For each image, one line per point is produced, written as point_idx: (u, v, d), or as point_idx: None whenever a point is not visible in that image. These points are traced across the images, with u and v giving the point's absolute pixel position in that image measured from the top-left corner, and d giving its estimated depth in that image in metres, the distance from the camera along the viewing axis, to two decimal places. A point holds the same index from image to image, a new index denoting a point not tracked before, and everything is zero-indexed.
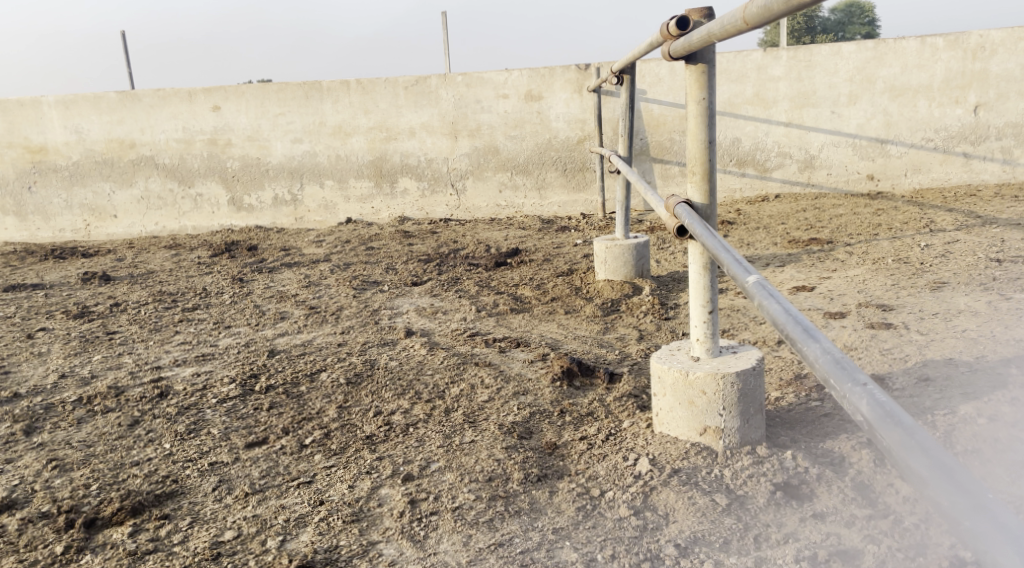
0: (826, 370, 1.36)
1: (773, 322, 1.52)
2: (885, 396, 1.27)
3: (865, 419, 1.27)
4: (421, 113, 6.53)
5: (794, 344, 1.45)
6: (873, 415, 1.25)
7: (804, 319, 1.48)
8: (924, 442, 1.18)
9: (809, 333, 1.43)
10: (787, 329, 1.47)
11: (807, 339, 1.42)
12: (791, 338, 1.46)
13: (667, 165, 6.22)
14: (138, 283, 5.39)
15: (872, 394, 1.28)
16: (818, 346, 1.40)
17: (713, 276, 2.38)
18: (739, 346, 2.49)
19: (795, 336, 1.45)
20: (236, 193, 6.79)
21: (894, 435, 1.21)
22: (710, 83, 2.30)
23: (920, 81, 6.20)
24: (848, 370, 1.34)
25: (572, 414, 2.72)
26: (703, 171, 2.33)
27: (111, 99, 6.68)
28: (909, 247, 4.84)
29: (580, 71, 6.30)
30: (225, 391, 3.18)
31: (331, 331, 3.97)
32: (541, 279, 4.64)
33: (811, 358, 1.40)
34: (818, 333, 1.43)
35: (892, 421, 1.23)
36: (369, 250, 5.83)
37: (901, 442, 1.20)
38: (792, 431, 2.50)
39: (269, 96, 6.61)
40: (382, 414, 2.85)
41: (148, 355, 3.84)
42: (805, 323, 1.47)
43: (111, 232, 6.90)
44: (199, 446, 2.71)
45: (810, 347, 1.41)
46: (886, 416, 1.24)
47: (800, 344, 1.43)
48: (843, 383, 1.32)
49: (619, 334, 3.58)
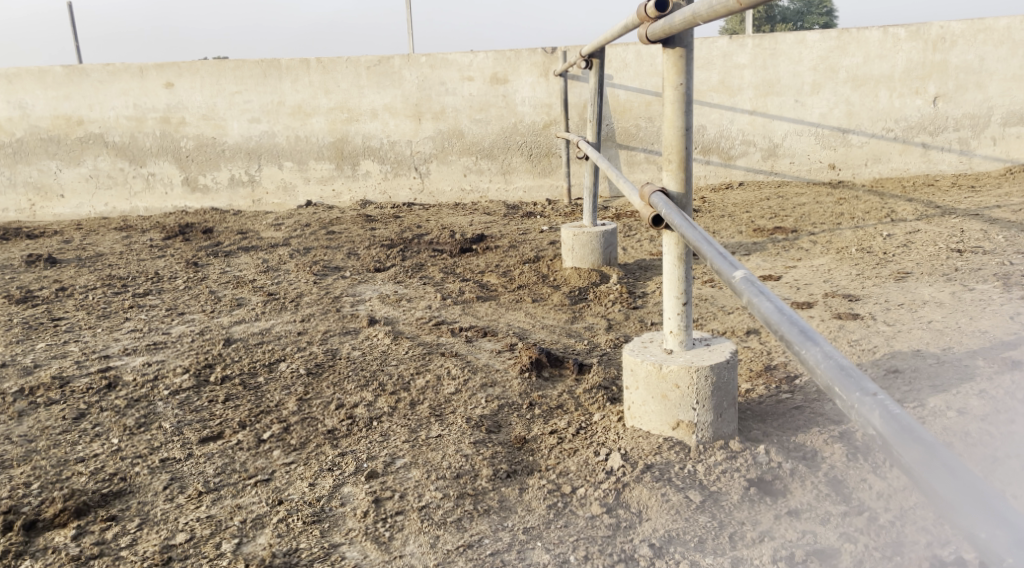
0: (829, 377, 1.32)
1: (765, 321, 1.47)
2: (898, 409, 1.23)
3: (876, 432, 1.23)
4: (384, 94, 6.40)
5: (790, 346, 1.41)
6: (888, 430, 1.21)
7: (799, 319, 1.44)
8: (949, 462, 1.14)
9: (807, 336, 1.38)
10: (782, 330, 1.43)
11: (805, 343, 1.37)
12: (788, 340, 1.41)
13: (633, 151, 6.18)
14: (86, 267, 5.21)
15: (884, 406, 1.23)
16: (818, 350, 1.35)
17: (688, 267, 2.32)
18: (713, 338, 2.44)
19: (793, 339, 1.40)
20: (190, 173, 6.61)
21: (914, 451, 1.17)
22: (688, 69, 2.24)
23: (881, 71, 6.22)
24: (854, 378, 1.29)
25: (542, 406, 2.66)
26: (679, 159, 2.27)
27: (57, 74, 6.45)
28: (872, 237, 4.85)
29: (546, 54, 6.21)
30: (178, 382, 3.08)
31: (291, 318, 3.86)
32: (507, 266, 4.57)
33: (811, 363, 1.35)
34: (816, 335, 1.39)
35: (909, 438, 1.18)
36: (329, 234, 5.71)
37: (922, 460, 1.15)
38: (765, 424, 2.47)
39: (225, 73, 6.43)
40: (344, 406, 2.76)
41: (97, 343, 3.70)
42: (801, 324, 1.42)
43: (58, 212, 6.67)
44: (149, 442, 2.62)
45: (809, 351, 1.36)
46: (903, 432, 1.19)
47: (798, 348, 1.38)
48: (851, 392, 1.27)
49: (587, 324, 3.52)
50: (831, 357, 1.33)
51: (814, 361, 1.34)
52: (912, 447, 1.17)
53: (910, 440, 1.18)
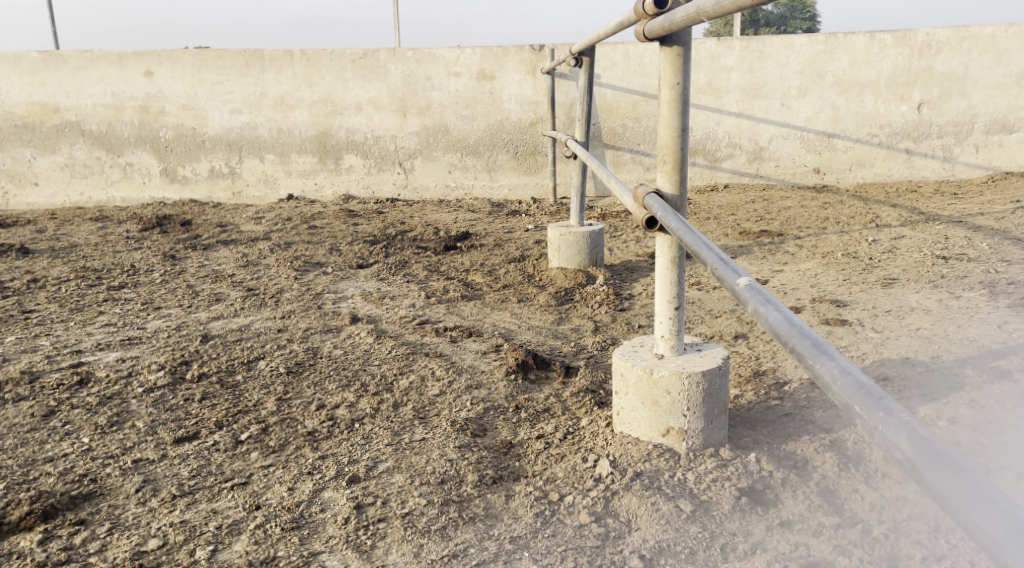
0: (846, 396, 1.27)
1: (774, 333, 1.42)
2: (925, 431, 1.18)
3: (904, 457, 1.17)
4: (368, 88, 6.33)
5: (803, 360, 1.36)
6: (916, 454, 1.16)
7: (811, 331, 1.39)
8: (989, 493, 1.09)
9: (822, 350, 1.33)
10: (795, 343, 1.38)
11: (820, 357, 1.33)
12: (801, 354, 1.37)
13: (619, 151, 6.13)
14: (60, 258, 5.09)
15: (912, 428, 1.18)
16: (835, 365, 1.30)
17: (681, 270, 2.27)
18: (704, 344, 2.39)
19: (807, 353, 1.35)
20: (169, 164, 6.49)
21: (949, 480, 1.11)
22: (685, 68, 2.19)
23: (867, 76, 6.21)
24: (875, 397, 1.24)
25: (528, 410, 2.60)
26: (675, 160, 2.22)
27: (33, 59, 6.32)
28: (857, 242, 4.84)
29: (534, 51, 6.16)
30: (152, 379, 3.00)
31: (271, 315, 3.79)
32: (492, 264, 4.51)
33: (827, 379, 1.30)
34: (830, 348, 1.34)
35: (940, 462, 1.13)
36: (311, 229, 5.63)
37: (959, 489, 1.10)
38: (755, 431, 2.42)
39: (206, 62, 6.33)
40: (325, 407, 2.69)
41: (69, 337, 3.60)
42: (813, 337, 1.37)
43: (32, 201, 6.53)
44: (122, 441, 2.56)
45: (824, 365, 1.32)
46: (935, 457, 1.14)
47: (812, 363, 1.33)
48: (873, 413, 1.22)
49: (573, 325, 3.47)
50: (849, 374, 1.28)
51: (831, 378, 1.29)
52: (943, 474, 1.12)
53: (944, 466, 1.13)
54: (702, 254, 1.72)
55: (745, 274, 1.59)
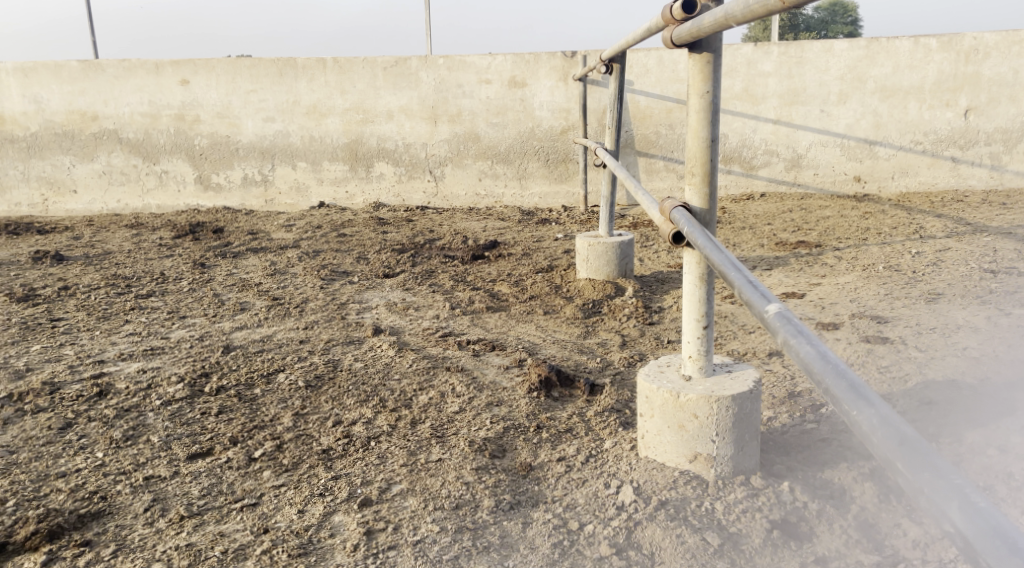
0: (888, 450, 1.18)
1: (806, 369, 1.33)
2: (980, 501, 1.09)
3: (956, 529, 1.09)
4: (400, 96, 6.27)
5: (838, 403, 1.27)
6: (970, 529, 1.07)
7: (847, 369, 1.29)
8: None
9: (859, 395, 1.24)
10: (828, 384, 1.28)
11: (858, 403, 1.23)
12: (835, 396, 1.27)
13: (652, 159, 6.01)
14: (93, 265, 5.10)
15: (967, 498, 1.09)
16: (875, 414, 1.21)
17: (710, 287, 2.16)
18: (734, 364, 2.28)
19: (842, 396, 1.26)
20: (203, 171, 6.50)
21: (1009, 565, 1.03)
22: (715, 75, 2.08)
23: (911, 82, 6.02)
24: (920, 455, 1.15)
25: (550, 429, 2.50)
26: (704, 172, 2.12)
27: (73, 68, 6.36)
28: (899, 254, 4.67)
29: (566, 58, 6.07)
30: (171, 391, 2.93)
31: (294, 326, 3.73)
32: (520, 275, 4.41)
33: (866, 429, 1.21)
34: (868, 392, 1.24)
35: (998, 542, 1.05)
36: (341, 237, 5.58)
37: None
38: (788, 457, 2.30)
39: (240, 71, 6.32)
40: (342, 424, 2.62)
41: (93, 346, 3.57)
42: (850, 377, 1.27)
43: (71, 207, 6.58)
44: (135, 456, 2.48)
45: (862, 412, 1.22)
46: (992, 533, 1.06)
47: (849, 408, 1.24)
48: (922, 478, 1.13)
49: (600, 339, 3.36)
50: (889, 426, 1.18)
51: (870, 428, 1.20)
52: (1002, 555, 1.04)
53: (1004, 548, 1.04)
54: (729, 274, 1.63)
55: (774, 299, 1.49)
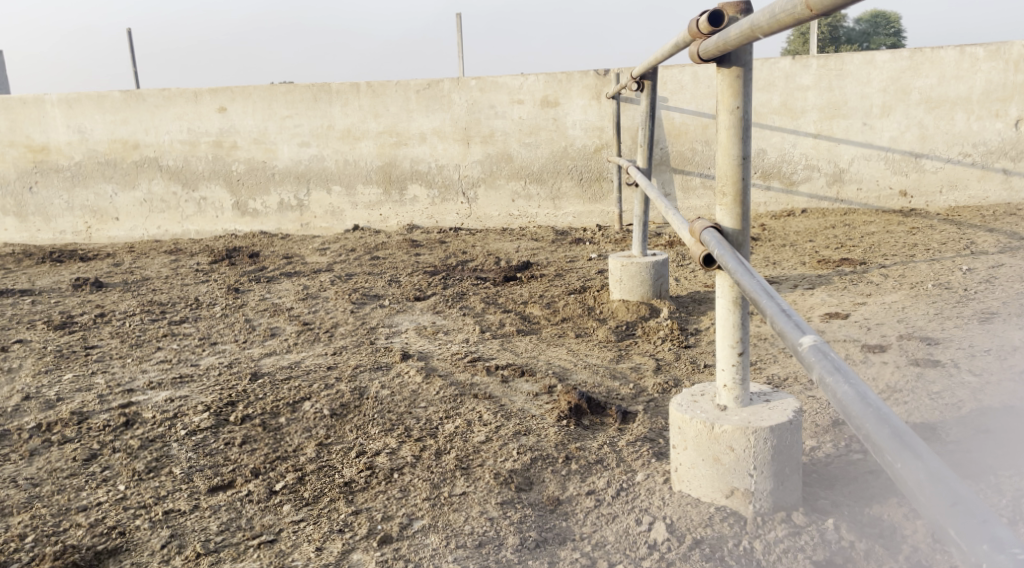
0: (941, 512, 1.08)
1: (844, 411, 1.24)
2: None
3: None
4: (433, 118, 6.24)
5: (881, 453, 1.18)
6: None
7: (890, 413, 1.20)
8: None
9: (908, 446, 1.14)
10: (869, 430, 1.19)
11: (905, 454, 1.14)
12: (877, 445, 1.18)
13: (688, 176, 5.89)
14: (130, 292, 5.11)
15: None
16: (924, 467, 1.12)
17: (745, 312, 2.05)
18: (772, 393, 2.15)
19: (885, 445, 1.17)
20: (240, 197, 6.52)
21: None
22: (745, 90, 1.97)
23: (957, 93, 5.84)
24: (975, 520, 1.06)
25: (579, 460, 2.39)
26: (735, 191, 2.01)
27: (114, 98, 6.42)
28: (949, 271, 4.48)
29: (599, 76, 5.99)
30: (196, 421, 2.87)
31: (323, 351, 3.67)
32: (552, 296, 4.31)
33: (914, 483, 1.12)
34: (914, 441, 1.15)
35: None
36: (374, 260, 5.55)
37: None
38: (833, 491, 2.17)
39: (276, 97, 6.34)
40: (365, 454, 2.53)
41: (124, 375, 3.55)
42: (893, 423, 1.18)
43: (113, 234, 6.63)
44: (156, 489, 2.41)
45: (909, 465, 1.13)
46: None
47: (893, 459, 1.15)
48: (978, 546, 1.04)
49: (634, 363, 3.25)
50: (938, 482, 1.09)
51: (918, 484, 1.11)
52: None
53: None
54: (760, 300, 1.54)
55: (809, 330, 1.40)
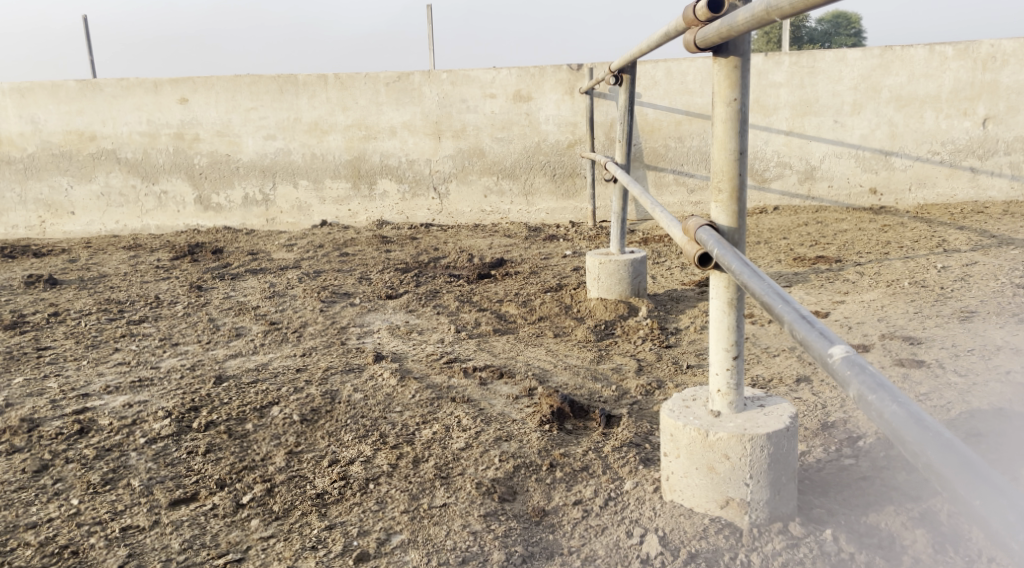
0: None
1: (900, 436, 1.18)
2: None
3: None
4: (403, 111, 6.11)
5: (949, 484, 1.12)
6: None
7: (953, 438, 1.14)
8: None
9: (985, 481, 1.08)
10: (932, 458, 1.13)
11: (983, 490, 1.08)
12: (943, 474, 1.12)
13: (661, 172, 5.83)
14: (86, 289, 4.92)
15: None
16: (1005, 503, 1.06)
17: (740, 314, 1.96)
18: (766, 398, 2.07)
19: (955, 477, 1.10)
20: (203, 191, 6.33)
21: None
22: (743, 82, 1.89)
23: (927, 91, 5.83)
24: None
25: (564, 468, 2.30)
26: (731, 188, 1.93)
27: (70, 88, 6.20)
28: (924, 269, 4.46)
29: (572, 71, 5.90)
30: (156, 428, 2.72)
31: (291, 353, 3.54)
32: (528, 295, 4.22)
33: (994, 520, 1.06)
34: (984, 470, 1.09)
35: None
36: (343, 256, 5.41)
37: None
38: (827, 499, 2.10)
39: (240, 88, 6.17)
40: (338, 463, 2.41)
41: (79, 378, 3.38)
42: (959, 450, 1.12)
43: (68, 229, 6.41)
44: (112, 504, 2.27)
45: (984, 500, 1.07)
46: None
47: (967, 494, 1.09)
48: None
49: (615, 364, 3.16)
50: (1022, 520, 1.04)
51: (998, 521, 1.06)
52: None
53: None
54: (774, 306, 1.48)
55: (837, 340, 1.35)
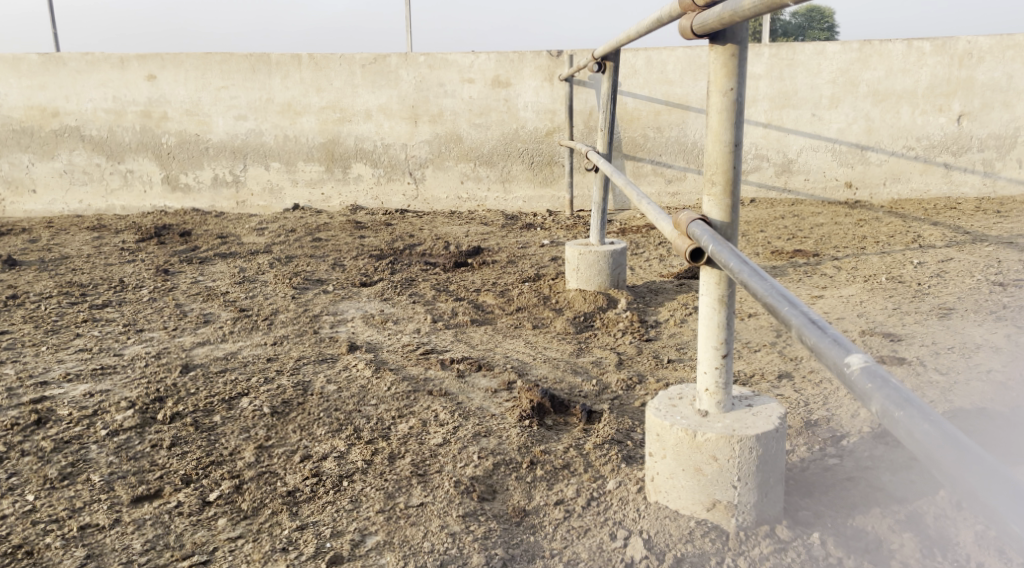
0: None
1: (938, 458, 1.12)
2: None
3: None
4: (379, 94, 6.00)
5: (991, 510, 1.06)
6: None
7: (994, 463, 1.09)
8: None
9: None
10: (974, 484, 1.08)
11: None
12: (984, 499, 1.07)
13: (639, 162, 5.78)
14: (48, 271, 4.77)
15: None
16: None
17: (731, 311, 1.91)
18: (754, 397, 2.03)
19: (999, 504, 1.05)
20: (171, 171, 6.17)
21: None
22: (740, 71, 1.84)
23: (904, 86, 5.82)
24: None
25: (545, 466, 2.25)
26: (725, 181, 1.88)
27: (32, 61, 6.01)
28: (901, 265, 4.44)
29: (551, 57, 5.83)
30: (119, 419, 2.63)
31: (261, 341, 3.44)
32: (505, 284, 4.15)
33: None
34: None
35: None
36: (315, 241, 5.30)
37: None
38: (813, 500, 2.06)
39: (210, 66, 6.02)
40: (311, 459, 2.34)
41: (38, 365, 3.26)
42: (1002, 475, 1.07)
43: (29, 208, 6.22)
44: (70, 500, 2.18)
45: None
46: None
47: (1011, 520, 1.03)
48: None
49: (595, 358, 3.10)
50: None
51: None
52: None
53: None
54: (782, 311, 1.44)
55: (853, 348, 1.31)
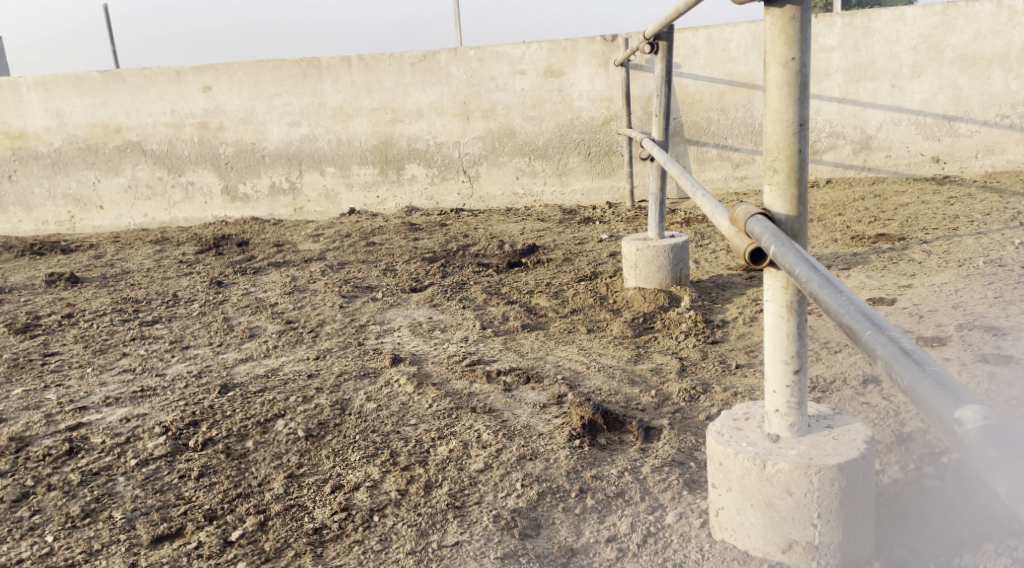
0: None
1: None
2: None
3: None
4: (430, 92, 5.80)
5: None
6: None
7: None
8: None
9: None
10: None
11: None
12: None
13: (703, 147, 5.45)
14: (106, 287, 4.72)
15: None
16: None
17: (802, 319, 1.63)
18: (835, 415, 1.75)
19: None
20: (230, 181, 6.10)
21: None
22: (803, 36, 1.56)
23: (995, 49, 5.35)
24: None
25: (596, 494, 2.01)
26: (789, 168, 1.61)
27: (93, 79, 6.01)
28: (1000, 246, 4.03)
29: (606, 42, 5.54)
30: (149, 447, 2.47)
31: (304, 355, 3.27)
32: (560, 285, 3.89)
33: None
34: None
35: None
36: (370, 246, 5.13)
37: None
38: (907, 532, 1.77)
39: (262, 73, 5.91)
40: (342, 489, 2.15)
41: (81, 388, 3.15)
42: None
43: (97, 224, 6.23)
44: (89, 542, 2.04)
45: None
46: None
47: None
48: None
49: (654, 364, 2.83)
50: None
51: None
52: None
53: None
54: (865, 337, 1.19)
55: (963, 396, 1.06)
